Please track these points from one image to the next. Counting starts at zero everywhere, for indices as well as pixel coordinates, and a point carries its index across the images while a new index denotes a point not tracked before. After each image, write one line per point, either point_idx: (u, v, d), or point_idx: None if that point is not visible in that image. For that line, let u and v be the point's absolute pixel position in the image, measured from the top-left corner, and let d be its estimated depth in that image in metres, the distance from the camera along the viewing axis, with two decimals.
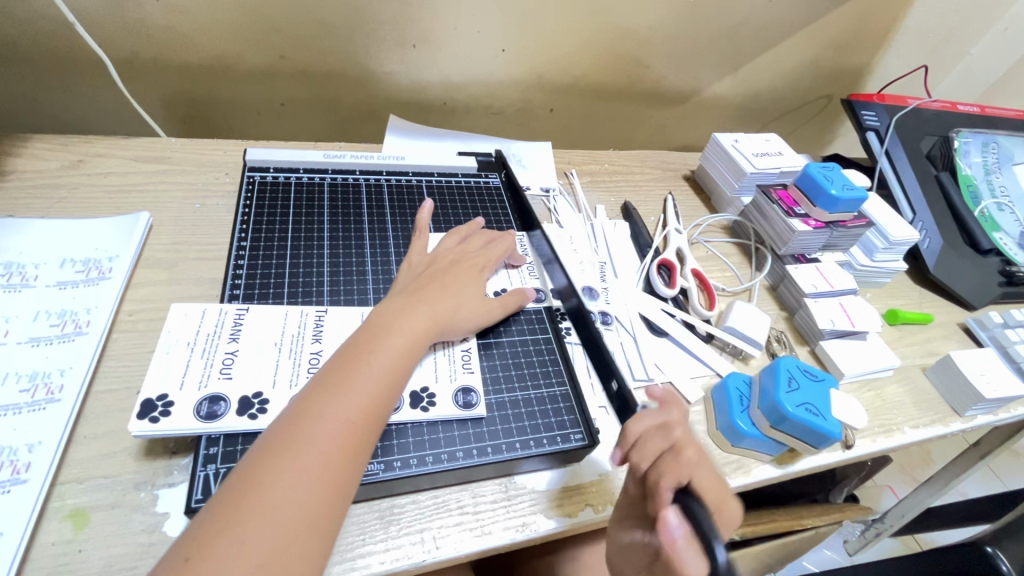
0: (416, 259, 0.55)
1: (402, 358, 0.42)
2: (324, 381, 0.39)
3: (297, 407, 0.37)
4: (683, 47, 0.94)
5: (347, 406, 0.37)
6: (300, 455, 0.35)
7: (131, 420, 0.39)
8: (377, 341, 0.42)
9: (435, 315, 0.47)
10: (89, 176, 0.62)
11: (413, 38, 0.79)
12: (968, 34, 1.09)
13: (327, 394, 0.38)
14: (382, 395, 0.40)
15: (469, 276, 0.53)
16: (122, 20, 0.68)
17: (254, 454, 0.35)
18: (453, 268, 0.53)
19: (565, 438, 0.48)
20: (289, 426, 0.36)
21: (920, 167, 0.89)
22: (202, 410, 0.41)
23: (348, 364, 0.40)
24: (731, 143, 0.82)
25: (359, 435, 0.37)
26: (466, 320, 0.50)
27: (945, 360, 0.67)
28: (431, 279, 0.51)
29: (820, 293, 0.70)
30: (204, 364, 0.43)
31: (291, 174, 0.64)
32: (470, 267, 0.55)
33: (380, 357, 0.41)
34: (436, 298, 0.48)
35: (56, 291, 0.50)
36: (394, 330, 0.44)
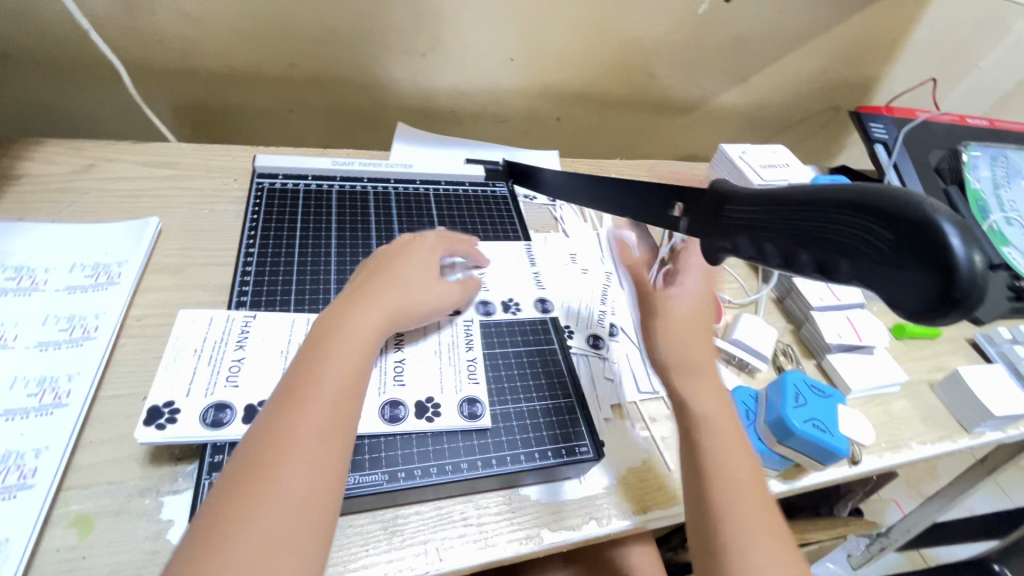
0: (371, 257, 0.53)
1: (358, 359, 0.41)
2: (286, 394, 0.38)
3: (262, 423, 0.37)
4: (691, 57, 0.94)
5: (312, 417, 0.37)
6: (274, 474, 0.34)
7: (138, 428, 0.39)
8: (328, 341, 0.41)
9: (385, 302, 0.46)
10: (100, 181, 0.62)
11: (422, 46, 0.79)
12: (977, 47, 1.09)
13: (287, 407, 0.37)
14: (346, 400, 0.39)
15: (417, 259, 0.52)
16: (134, 27, 0.69)
17: (227, 478, 0.34)
18: (399, 254, 0.52)
19: (571, 451, 0.48)
20: (258, 446, 0.35)
21: (928, 181, 0.89)
22: (209, 417, 0.41)
23: (305, 373, 0.39)
24: (739, 155, 0.82)
25: (328, 442, 0.37)
26: (425, 306, 0.49)
27: (953, 376, 0.67)
28: (377, 272, 0.49)
29: (827, 306, 0.69)
30: (211, 371, 0.43)
31: (300, 181, 0.65)
32: (420, 252, 0.53)
33: (335, 360, 0.40)
34: (380, 288, 0.47)
35: (65, 296, 0.50)
36: (344, 330, 0.42)
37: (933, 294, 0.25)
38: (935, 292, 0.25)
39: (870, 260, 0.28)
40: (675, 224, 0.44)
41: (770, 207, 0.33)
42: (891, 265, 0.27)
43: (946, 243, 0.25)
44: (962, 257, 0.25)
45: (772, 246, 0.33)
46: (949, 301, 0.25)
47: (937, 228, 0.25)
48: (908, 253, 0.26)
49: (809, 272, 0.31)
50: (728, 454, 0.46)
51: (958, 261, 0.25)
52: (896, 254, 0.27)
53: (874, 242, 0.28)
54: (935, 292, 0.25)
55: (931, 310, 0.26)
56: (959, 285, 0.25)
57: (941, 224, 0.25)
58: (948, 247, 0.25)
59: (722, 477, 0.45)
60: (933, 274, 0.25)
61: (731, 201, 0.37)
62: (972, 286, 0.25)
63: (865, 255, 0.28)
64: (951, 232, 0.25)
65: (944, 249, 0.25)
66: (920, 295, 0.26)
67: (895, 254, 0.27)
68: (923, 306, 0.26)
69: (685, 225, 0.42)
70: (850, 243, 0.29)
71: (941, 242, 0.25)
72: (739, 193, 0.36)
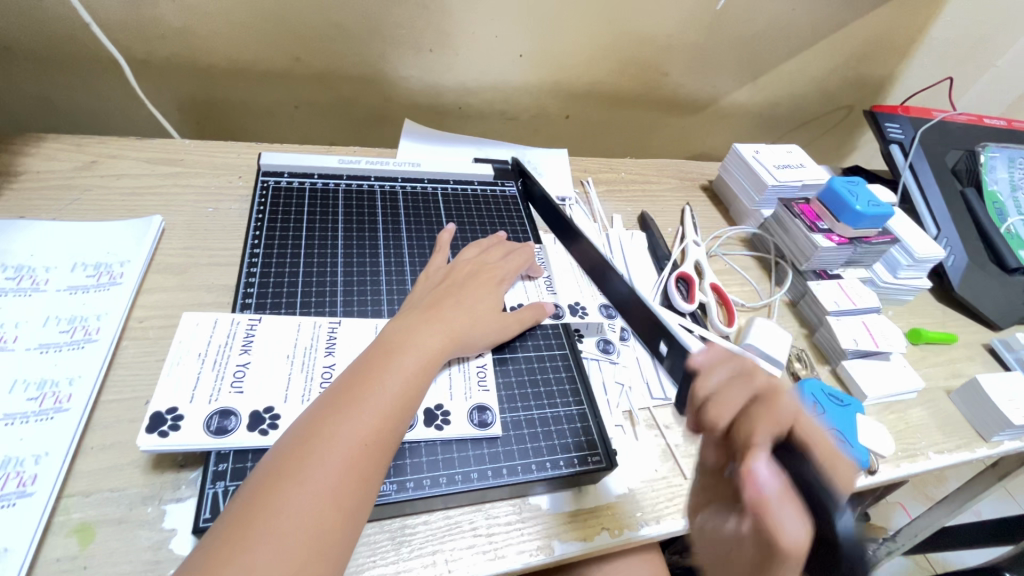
0: (433, 271, 0.54)
1: (416, 378, 0.40)
2: (336, 401, 0.37)
3: (306, 428, 0.36)
4: (703, 55, 0.92)
5: (358, 428, 0.36)
6: (308, 481, 0.33)
7: (141, 436, 0.38)
8: (392, 357, 0.41)
9: (452, 330, 0.46)
10: (102, 178, 0.61)
11: (431, 42, 0.78)
12: (995, 45, 1.06)
13: (337, 414, 0.36)
14: (394, 417, 0.38)
15: (486, 290, 0.52)
16: (139, 22, 0.68)
17: (262, 475, 0.33)
18: (469, 281, 0.52)
19: (582, 460, 0.47)
20: (299, 447, 0.34)
21: (946, 183, 0.87)
22: (213, 424, 0.40)
23: (359, 382, 0.38)
24: (752, 155, 0.80)
25: (370, 457, 0.35)
26: (484, 336, 0.49)
27: (971, 384, 0.65)
28: (447, 294, 0.49)
29: (843, 311, 0.68)
30: (215, 376, 0.42)
31: (305, 179, 0.64)
32: (487, 279, 0.54)
33: (393, 376, 0.39)
34: (450, 314, 0.47)
35: (66, 296, 0.49)
36: (411, 347, 0.42)
37: None
38: None
39: None
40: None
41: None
42: None
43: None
44: None
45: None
46: None
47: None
48: None
49: None
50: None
51: None
52: None
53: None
54: None
55: None
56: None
57: None
58: None
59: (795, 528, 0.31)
60: None
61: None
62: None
63: None
64: None
65: None
66: None
67: None
68: None
69: None
70: None
71: None
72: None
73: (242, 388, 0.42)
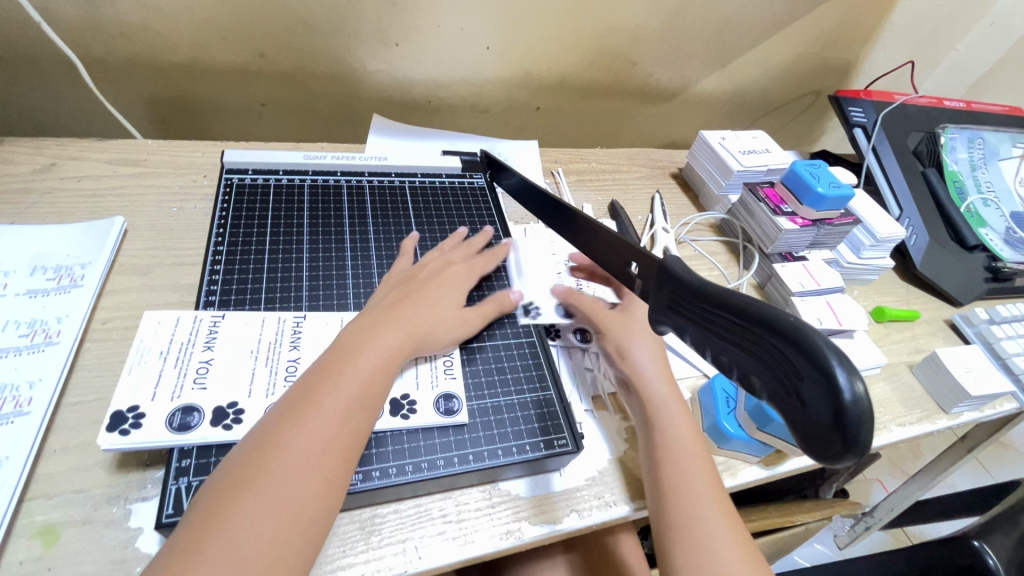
0: (395, 273, 0.54)
1: (374, 379, 0.41)
2: (292, 407, 0.37)
3: (263, 436, 0.36)
4: (669, 44, 0.93)
5: (317, 432, 0.36)
6: (267, 490, 0.33)
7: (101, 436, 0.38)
8: (348, 359, 0.41)
9: (411, 328, 0.46)
10: (61, 180, 0.60)
11: (396, 36, 0.78)
12: (954, 29, 1.09)
13: (293, 422, 0.36)
14: (353, 417, 0.38)
15: (446, 288, 0.53)
16: (94, 21, 0.66)
17: (221, 487, 0.33)
18: (431, 281, 0.53)
19: (549, 444, 0.47)
20: (257, 456, 0.35)
21: (907, 164, 0.89)
22: (175, 421, 0.40)
23: (315, 389, 0.38)
24: (718, 141, 0.82)
25: (333, 459, 0.36)
26: (448, 332, 0.49)
27: (931, 357, 0.67)
28: (406, 295, 0.50)
29: (808, 292, 0.69)
30: (177, 373, 0.42)
31: (270, 176, 0.63)
32: (451, 277, 0.55)
33: (351, 376, 0.40)
34: (410, 312, 0.47)
35: (26, 300, 0.49)
36: (370, 348, 0.42)
37: (830, 435, 0.25)
38: (829, 428, 0.25)
39: (779, 381, 0.27)
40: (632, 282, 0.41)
41: (700, 301, 0.32)
42: (796, 400, 0.26)
43: (835, 382, 0.24)
44: (851, 398, 0.24)
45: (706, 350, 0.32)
46: (840, 441, 0.24)
47: (825, 367, 0.24)
48: (807, 385, 0.25)
49: (733, 376, 0.30)
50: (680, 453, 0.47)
51: (846, 402, 0.24)
52: (798, 393, 0.26)
53: (794, 371, 0.26)
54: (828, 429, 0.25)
55: (829, 449, 0.25)
56: (854, 429, 0.24)
57: (832, 363, 0.24)
58: (834, 383, 0.24)
59: (677, 485, 0.45)
60: (828, 414, 0.24)
61: (672, 286, 0.34)
62: (861, 427, 0.24)
63: (778, 374, 0.27)
64: (844, 376, 0.24)
65: (833, 387, 0.24)
66: (820, 435, 0.25)
67: (796, 392, 0.26)
68: (820, 446, 0.26)
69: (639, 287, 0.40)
70: (762, 360, 0.28)
71: (831, 380, 0.24)
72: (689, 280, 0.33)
73: (206, 384, 0.42)
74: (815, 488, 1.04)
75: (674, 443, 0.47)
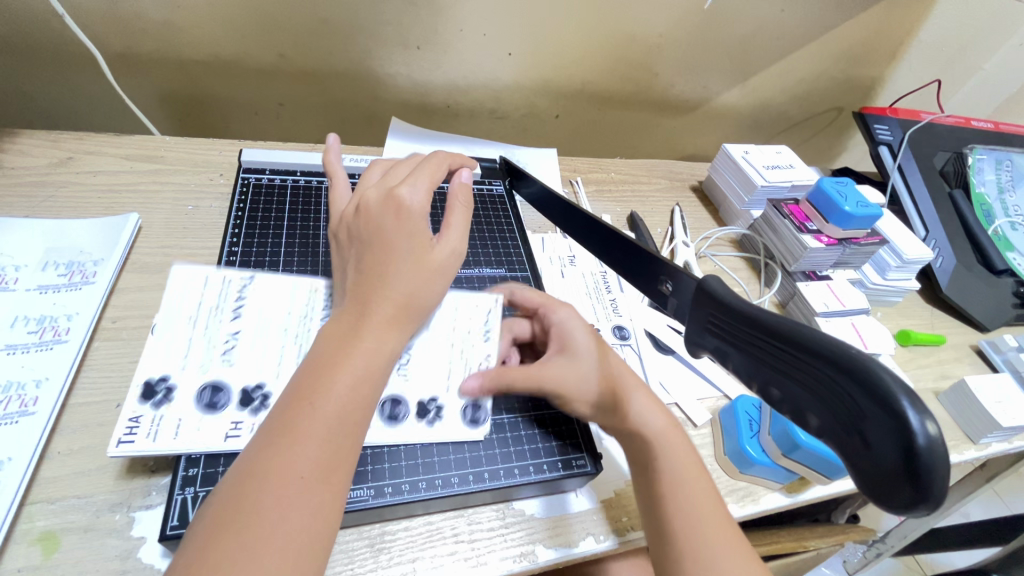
0: (344, 233, 0.45)
1: (359, 391, 0.35)
2: (275, 430, 0.33)
3: (242, 468, 0.32)
4: (691, 56, 0.92)
5: (302, 461, 0.32)
6: (255, 528, 0.30)
7: (122, 415, 0.39)
8: (332, 368, 0.35)
9: (386, 303, 0.39)
10: (77, 175, 0.59)
11: (418, 39, 0.77)
12: (983, 48, 1.07)
13: (272, 450, 0.32)
14: (340, 440, 0.34)
15: (401, 231, 0.43)
16: (117, 14, 0.66)
17: (203, 529, 0.30)
18: (385, 228, 0.43)
19: (567, 464, 0.46)
20: (240, 489, 0.31)
21: (934, 185, 0.87)
22: (203, 398, 0.41)
23: (293, 408, 0.34)
24: (742, 155, 0.80)
25: (323, 490, 0.32)
26: (437, 292, 0.43)
27: (959, 384, 0.65)
28: (364, 261, 0.41)
29: (832, 313, 0.67)
30: (206, 346, 0.43)
31: (288, 177, 0.62)
32: (399, 213, 0.44)
33: (336, 391, 0.35)
34: (375, 281, 0.40)
35: (36, 295, 0.48)
36: (354, 355, 0.36)
37: (898, 481, 0.23)
38: (897, 474, 0.23)
39: (839, 423, 0.25)
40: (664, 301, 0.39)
41: (746, 329, 0.30)
42: (860, 443, 0.24)
43: (908, 425, 0.22)
44: (923, 443, 0.22)
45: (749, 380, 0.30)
46: (914, 488, 0.23)
47: (896, 408, 0.22)
48: (870, 428, 0.23)
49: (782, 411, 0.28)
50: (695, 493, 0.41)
51: (917, 445, 0.22)
52: (861, 435, 0.24)
53: (855, 412, 0.24)
54: (897, 474, 0.23)
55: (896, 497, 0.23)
56: (927, 478, 0.22)
57: (900, 403, 0.23)
58: (904, 424, 0.22)
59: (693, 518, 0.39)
60: (899, 459, 0.23)
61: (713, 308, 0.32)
62: (935, 476, 0.22)
63: (838, 414, 0.25)
64: (911, 416, 0.22)
65: (903, 430, 0.22)
66: (887, 479, 0.23)
67: (861, 434, 0.24)
68: (886, 492, 0.24)
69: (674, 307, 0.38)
70: (818, 398, 0.26)
71: (901, 424, 0.22)
72: (733, 306, 0.31)
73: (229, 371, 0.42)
74: (827, 513, 1.01)
75: (672, 453, 0.42)
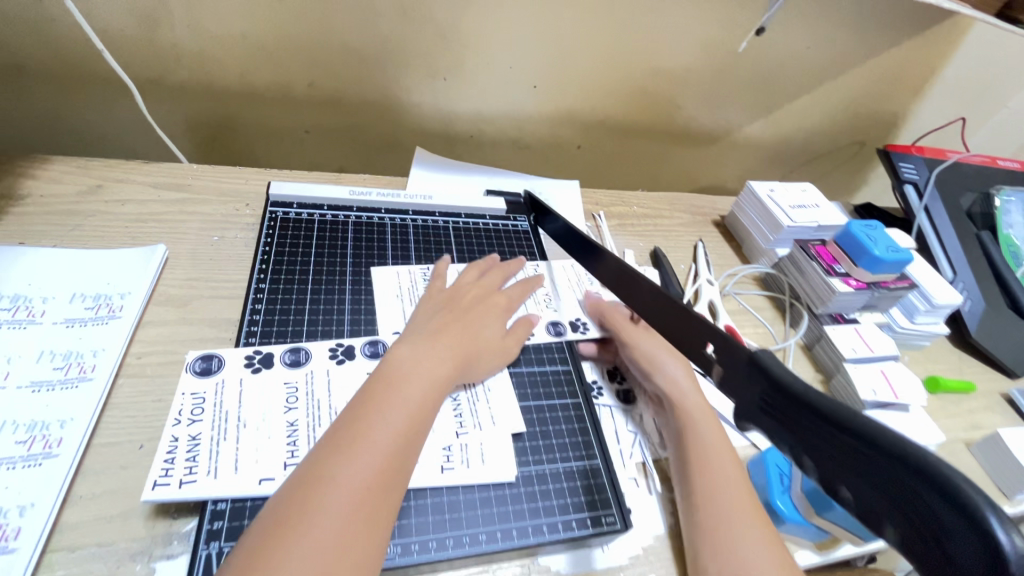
0: (439, 289, 0.54)
1: (420, 413, 0.40)
2: (335, 437, 0.36)
3: (304, 473, 0.34)
4: (715, 90, 0.92)
5: (362, 469, 0.34)
6: (311, 531, 0.31)
7: (163, 438, 0.39)
8: (398, 386, 0.40)
9: (458, 355, 0.46)
10: (106, 203, 0.60)
11: (445, 70, 0.77)
12: (1008, 86, 1.06)
13: (336, 454, 0.35)
14: (399, 452, 0.37)
15: (483, 309, 0.53)
16: (153, 44, 0.67)
17: (264, 529, 0.31)
18: (475, 307, 0.53)
19: (596, 522, 0.44)
20: (300, 494, 0.33)
21: (961, 226, 0.86)
22: (214, 465, 0.38)
23: (357, 420, 0.37)
24: (766, 194, 0.80)
25: (375, 502, 0.34)
26: (491, 368, 0.50)
27: (993, 437, 0.64)
28: (452, 319, 0.50)
29: (860, 358, 0.66)
30: (221, 407, 0.41)
31: (315, 211, 0.62)
32: (494, 304, 0.55)
33: (396, 410, 0.38)
34: (456, 338, 0.48)
35: (63, 330, 0.47)
36: (416, 380, 0.41)
37: None
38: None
39: (910, 522, 0.24)
40: (708, 365, 0.38)
41: (803, 414, 0.29)
42: (939, 544, 0.23)
43: (994, 536, 0.22)
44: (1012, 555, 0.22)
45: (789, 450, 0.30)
46: None
47: (979, 519, 0.22)
48: (947, 533, 0.23)
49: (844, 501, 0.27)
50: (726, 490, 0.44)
51: (1006, 557, 0.22)
52: (940, 538, 0.23)
53: (928, 516, 0.24)
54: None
55: None
56: None
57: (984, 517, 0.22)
58: (990, 535, 0.22)
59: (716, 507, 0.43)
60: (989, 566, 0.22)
61: (766, 387, 0.31)
62: None
63: (909, 513, 0.24)
64: (998, 529, 0.22)
65: (991, 540, 0.22)
66: None
67: (939, 535, 0.23)
68: None
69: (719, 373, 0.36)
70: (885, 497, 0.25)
71: (986, 537, 0.22)
72: (785, 384, 0.30)
73: (269, 406, 0.42)
74: None
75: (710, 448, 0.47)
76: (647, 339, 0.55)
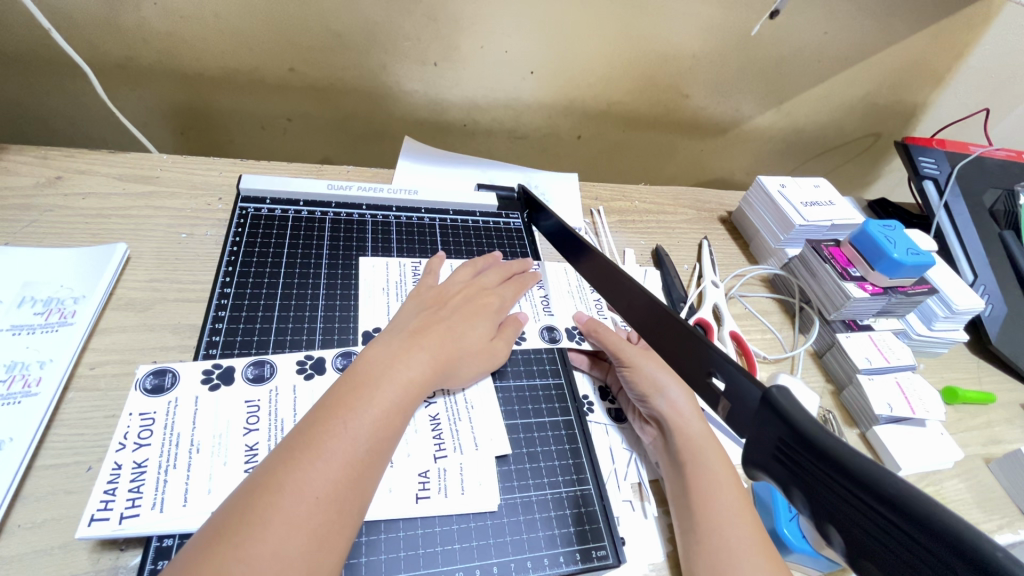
0: (426, 291, 0.50)
1: (387, 422, 0.36)
2: (291, 446, 0.33)
3: (256, 480, 0.31)
4: (724, 78, 0.87)
5: (314, 483, 0.31)
6: (250, 554, 0.28)
7: (105, 464, 0.36)
8: (365, 391, 0.37)
9: (437, 360, 0.42)
10: (65, 197, 0.55)
11: (436, 55, 0.72)
12: None
13: (291, 464, 0.32)
14: (363, 466, 0.34)
15: (467, 310, 0.49)
16: (117, 24, 0.62)
17: (208, 535, 0.29)
18: (460, 308, 0.49)
19: (585, 556, 0.41)
20: (244, 511, 0.30)
21: (983, 225, 0.81)
22: (160, 497, 0.35)
23: (316, 429, 0.34)
24: (777, 189, 0.75)
25: (321, 519, 0.31)
26: (470, 373, 0.46)
27: (1015, 454, 0.59)
28: (433, 320, 0.45)
29: (875, 369, 0.62)
30: (171, 431, 0.38)
31: (290, 207, 0.58)
32: (481, 306, 0.50)
33: (359, 420, 0.35)
34: (436, 342, 0.43)
35: (9, 337, 0.43)
36: (386, 386, 0.38)
37: None
38: None
39: None
40: (714, 399, 0.34)
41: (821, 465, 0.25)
42: None
43: None
44: None
45: (804, 502, 0.26)
46: None
47: None
48: None
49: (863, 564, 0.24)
50: (732, 525, 0.40)
51: None
52: None
53: None
54: None
55: None
56: None
57: None
58: None
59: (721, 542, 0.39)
60: None
61: (776, 426, 0.28)
62: None
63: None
64: None
65: None
66: None
67: None
68: None
69: (724, 408, 0.33)
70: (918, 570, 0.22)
71: None
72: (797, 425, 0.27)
73: (225, 427, 0.39)
74: None
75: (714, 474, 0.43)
76: (649, 360, 0.50)
